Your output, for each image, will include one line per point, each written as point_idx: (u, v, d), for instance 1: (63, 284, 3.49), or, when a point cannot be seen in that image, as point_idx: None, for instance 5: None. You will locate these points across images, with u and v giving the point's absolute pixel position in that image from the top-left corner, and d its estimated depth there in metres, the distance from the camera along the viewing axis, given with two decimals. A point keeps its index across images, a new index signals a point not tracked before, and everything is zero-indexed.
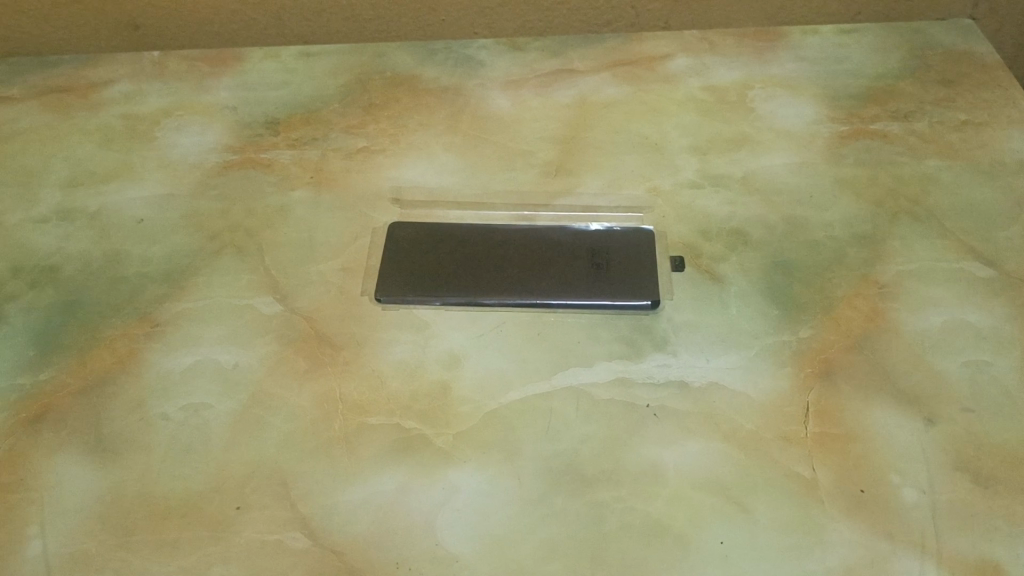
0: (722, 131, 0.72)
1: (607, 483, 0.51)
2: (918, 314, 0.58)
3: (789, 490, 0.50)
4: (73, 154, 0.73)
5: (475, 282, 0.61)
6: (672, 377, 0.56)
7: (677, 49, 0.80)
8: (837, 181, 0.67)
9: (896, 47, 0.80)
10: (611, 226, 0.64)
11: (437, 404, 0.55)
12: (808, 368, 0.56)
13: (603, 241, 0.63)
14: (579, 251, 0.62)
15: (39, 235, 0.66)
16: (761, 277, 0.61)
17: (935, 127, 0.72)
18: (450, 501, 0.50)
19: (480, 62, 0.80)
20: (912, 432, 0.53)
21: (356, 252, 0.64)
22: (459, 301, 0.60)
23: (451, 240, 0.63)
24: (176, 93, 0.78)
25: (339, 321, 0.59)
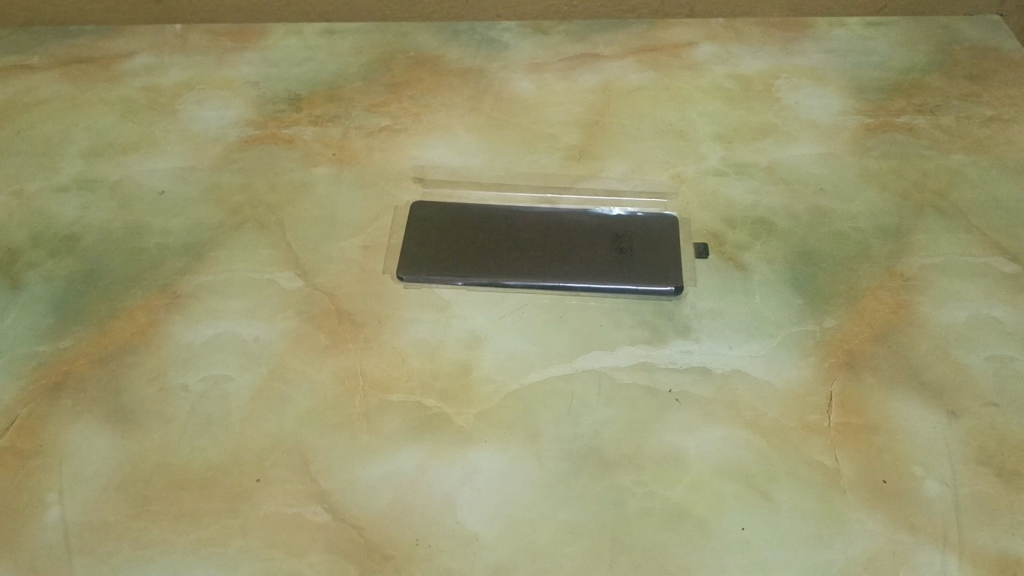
0: (747, 120, 0.72)
1: (628, 467, 0.51)
2: (943, 308, 0.58)
3: (811, 479, 0.50)
4: (94, 125, 0.72)
5: (497, 264, 0.60)
6: (694, 363, 0.55)
7: (702, 37, 0.80)
8: (862, 173, 0.67)
9: (923, 41, 0.79)
10: (633, 211, 0.64)
11: (458, 384, 0.54)
12: (831, 359, 0.55)
13: (625, 226, 0.63)
14: (602, 235, 0.62)
15: (59, 204, 0.66)
16: (785, 267, 0.61)
17: (962, 122, 0.71)
18: (471, 481, 0.50)
19: (504, 44, 0.80)
20: (935, 425, 0.52)
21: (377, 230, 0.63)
22: (481, 282, 0.60)
23: (474, 222, 0.63)
24: (199, 66, 0.78)
25: (360, 299, 0.59)
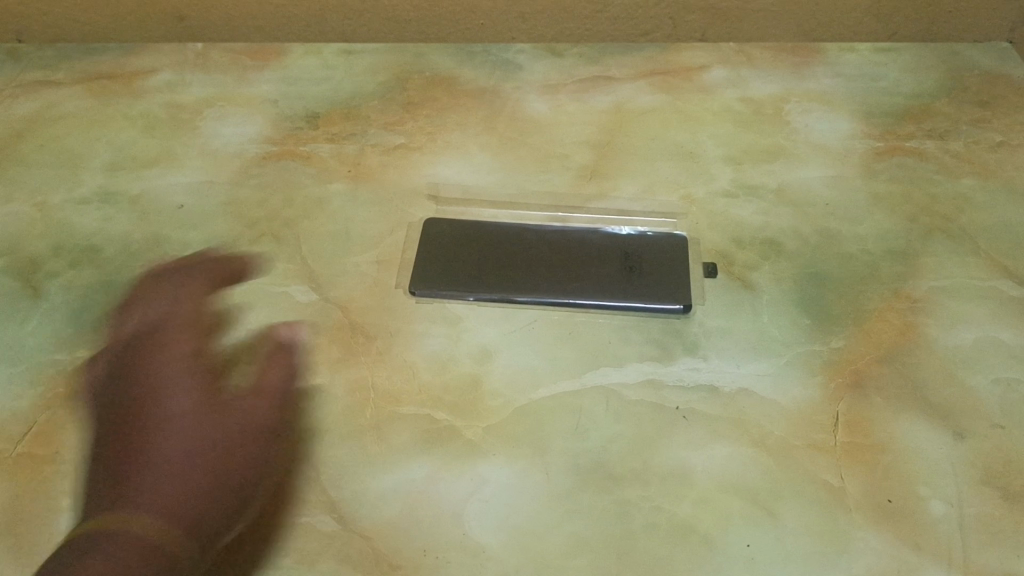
0: (758, 142, 0.73)
1: (635, 481, 0.51)
2: (950, 330, 0.59)
3: (816, 497, 0.50)
4: (116, 140, 0.74)
5: (508, 281, 0.61)
6: (701, 381, 0.56)
7: (714, 61, 0.81)
8: (871, 196, 0.68)
9: (933, 67, 0.80)
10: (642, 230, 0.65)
11: (467, 397, 0.55)
12: (838, 379, 0.56)
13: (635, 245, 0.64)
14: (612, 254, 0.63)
15: (81, 216, 0.67)
16: (793, 287, 0.61)
17: (971, 146, 0.72)
18: (478, 493, 0.51)
19: (519, 65, 0.81)
20: (942, 446, 0.53)
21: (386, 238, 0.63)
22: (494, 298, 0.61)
23: (486, 239, 0.64)
24: (219, 84, 0.79)
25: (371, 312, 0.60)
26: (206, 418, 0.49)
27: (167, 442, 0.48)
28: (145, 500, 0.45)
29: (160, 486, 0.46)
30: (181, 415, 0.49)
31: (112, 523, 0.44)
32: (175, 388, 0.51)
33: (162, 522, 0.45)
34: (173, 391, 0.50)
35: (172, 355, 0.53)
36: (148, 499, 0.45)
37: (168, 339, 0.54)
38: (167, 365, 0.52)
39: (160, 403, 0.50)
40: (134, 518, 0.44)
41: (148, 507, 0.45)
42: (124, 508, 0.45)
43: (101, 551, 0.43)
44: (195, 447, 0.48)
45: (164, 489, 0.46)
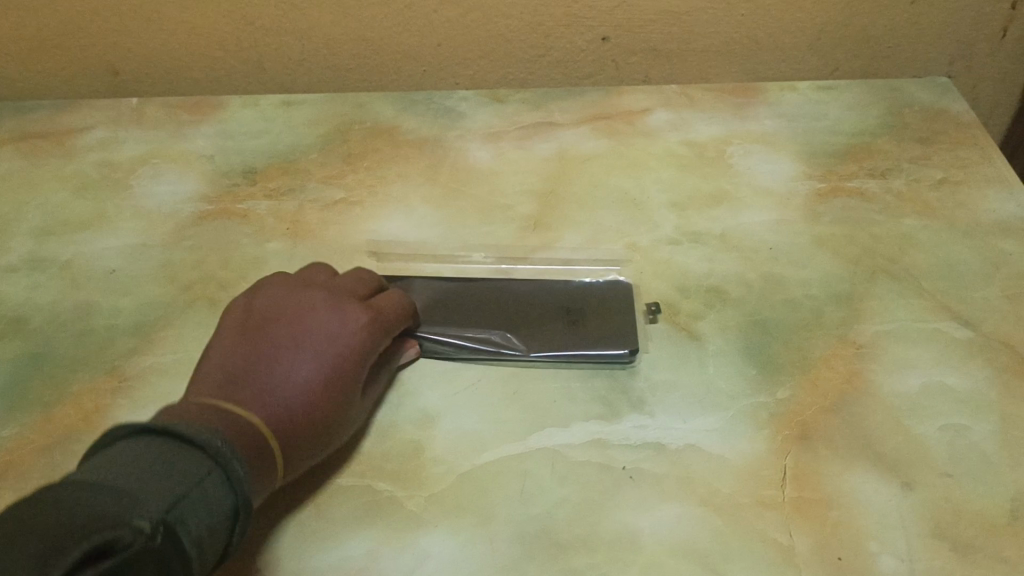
0: (702, 187, 0.72)
1: (581, 549, 0.50)
2: (896, 377, 0.58)
3: (765, 556, 0.49)
4: (47, 203, 0.72)
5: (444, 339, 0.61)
6: (648, 439, 0.55)
7: (656, 104, 0.81)
8: (814, 239, 0.68)
9: (874, 105, 0.80)
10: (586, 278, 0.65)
11: (409, 465, 0.54)
12: (785, 433, 0.55)
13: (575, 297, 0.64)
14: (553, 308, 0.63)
15: (8, 285, 0.65)
16: (739, 336, 0.61)
17: (912, 185, 0.72)
18: (421, 568, 0.49)
19: (461, 113, 0.80)
20: (891, 498, 0.52)
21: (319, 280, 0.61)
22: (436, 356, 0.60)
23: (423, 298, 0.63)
24: (154, 140, 0.78)
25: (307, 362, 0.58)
26: (328, 376, 0.53)
27: (307, 371, 0.52)
28: (263, 433, 0.49)
29: (279, 416, 0.50)
30: (325, 358, 0.54)
31: (243, 432, 0.47)
32: (327, 334, 0.55)
33: (264, 457, 0.48)
34: (338, 337, 0.55)
35: (353, 315, 0.57)
36: (261, 428, 0.49)
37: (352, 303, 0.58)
38: (345, 320, 0.56)
39: (309, 351, 0.54)
40: (250, 443, 0.48)
41: (269, 436, 0.49)
42: (254, 418, 0.49)
43: (216, 438, 0.46)
44: (326, 387, 0.53)
45: (275, 420, 0.50)
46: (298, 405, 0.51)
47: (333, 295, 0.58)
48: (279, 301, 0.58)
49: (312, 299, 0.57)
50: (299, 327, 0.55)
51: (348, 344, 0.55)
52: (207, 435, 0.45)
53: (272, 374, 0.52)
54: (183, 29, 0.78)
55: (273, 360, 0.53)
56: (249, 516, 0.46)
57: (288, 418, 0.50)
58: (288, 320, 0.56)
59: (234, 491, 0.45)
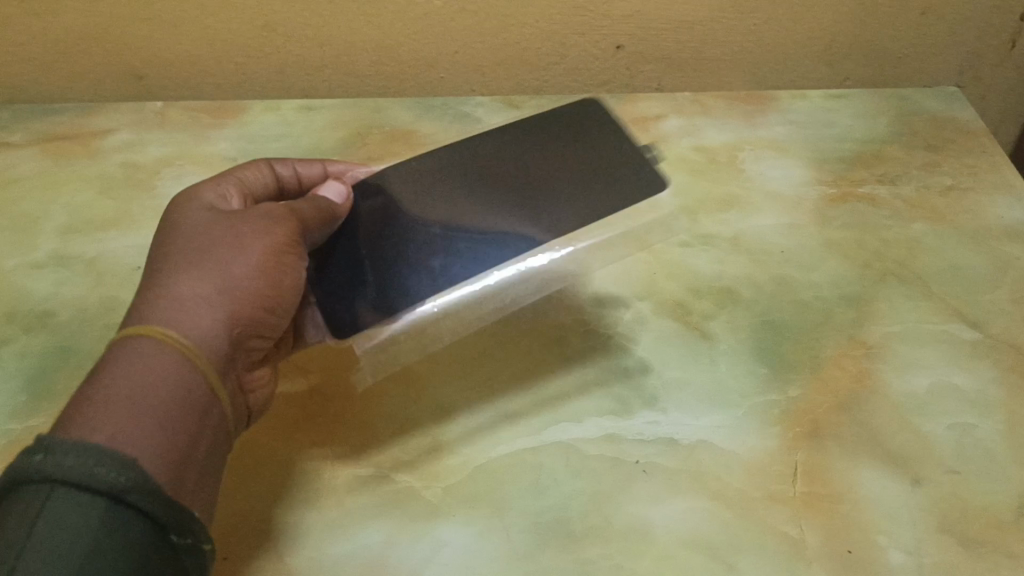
0: (714, 190, 0.74)
1: (595, 540, 0.51)
2: (905, 376, 0.59)
3: (775, 549, 0.50)
4: (72, 202, 0.74)
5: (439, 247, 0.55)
6: (660, 434, 0.56)
7: (669, 110, 0.82)
8: (825, 242, 0.69)
9: (884, 113, 0.82)
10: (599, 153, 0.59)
11: (425, 457, 0.55)
12: (795, 429, 0.56)
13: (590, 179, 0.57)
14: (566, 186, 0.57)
15: (35, 281, 0.67)
16: (750, 336, 0.62)
17: (921, 191, 0.74)
18: (437, 556, 0.50)
19: (477, 119, 0.82)
20: (899, 493, 0.53)
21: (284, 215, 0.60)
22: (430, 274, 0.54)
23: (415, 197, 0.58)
24: (177, 143, 0.79)
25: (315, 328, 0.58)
26: (213, 297, 0.48)
27: (199, 322, 0.46)
28: (156, 392, 0.42)
29: (179, 375, 0.43)
30: (214, 305, 0.47)
31: (124, 402, 0.41)
32: (216, 274, 0.48)
33: (174, 431, 0.42)
34: (230, 278, 0.49)
35: (249, 245, 0.50)
36: (151, 393, 0.42)
37: (250, 227, 0.51)
38: (239, 255, 0.50)
39: (196, 297, 0.47)
40: (146, 419, 0.41)
41: (165, 398, 0.42)
42: (140, 377, 0.42)
43: (86, 447, 0.38)
44: (220, 344, 0.47)
45: (169, 386, 0.42)
46: (194, 354, 0.44)
47: (205, 220, 0.52)
48: (158, 244, 0.51)
49: (199, 226, 0.51)
50: (187, 265, 0.48)
51: (244, 288, 0.49)
52: (36, 454, 0.37)
53: (161, 316, 0.45)
54: (205, 39, 0.77)
55: (144, 305, 0.46)
56: (145, 484, 0.38)
57: (190, 382, 0.44)
58: (169, 257, 0.49)
59: (142, 497, 0.38)
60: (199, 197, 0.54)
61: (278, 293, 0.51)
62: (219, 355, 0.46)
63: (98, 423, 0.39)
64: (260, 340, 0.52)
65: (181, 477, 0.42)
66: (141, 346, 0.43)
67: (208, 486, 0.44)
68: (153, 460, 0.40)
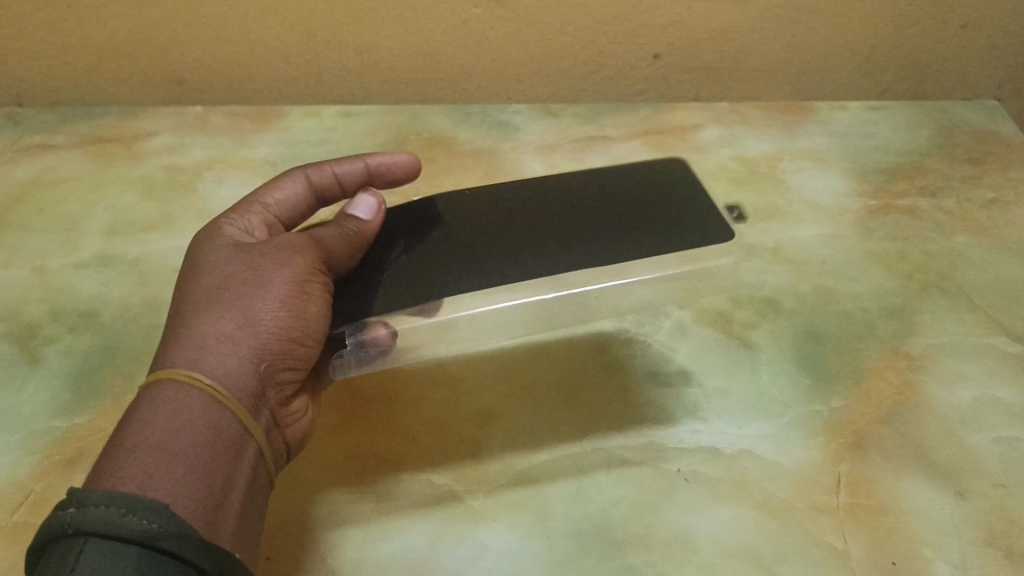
0: (753, 201, 0.74)
1: (638, 546, 0.50)
2: (949, 388, 0.59)
3: (820, 559, 0.50)
4: (115, 204, 0.74)
5: (472, 263, 0.51)
6: (703, 443, 0.56)
7: (707, 120, 0.83)
8: (866, 255, 0.69)
9: (923, 125, 0.82)
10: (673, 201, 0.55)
11: (467, 462, 0.55)
12: (839, 440, 0.56)
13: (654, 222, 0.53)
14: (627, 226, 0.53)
15: (79, 280, 0.68)
16: (792, 346, 0.62)
17: (962, 205, 0.73)
18: (480, 560, 0.50)
19: (515, 126, 0.82)
20: (944, 506, 0.53)
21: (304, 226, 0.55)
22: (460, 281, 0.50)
23: (464, 217, 0.55)
24: (218, 146, 0.80)
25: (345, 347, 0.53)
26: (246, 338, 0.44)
27: (219, 363, 0.42)
28: (178, 442, 0.38)
29: (202, 422, 0.40)
30: (236, 344, 0.43)
31: (148, 451, 0.38)
32: (235, 312, 0.44)
33: (205, 478, 0.38)
34: (250, 316, 0.44)
35: (268, 281, 0.46)
36: (177, 439, 0.38)
37: (270, 259, 0.47)
38: (260, 291, 0.45)
39: (215, 337, 0.43)
40: (170, 468, 0.37)
41: (189, 447, 0.38)
42: (161, 427, 0.39)
43: (117, 496, 0.34)
44: (244, 384, 0.43)
45: (201, 436, 0.39)
46: (219, 399, 0.41)
47: (225, 252, 0.48)
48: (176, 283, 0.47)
49: (220, 260, 0.46)
50: (205, 305, 0.44)
51: (264, 327, 0.44)
52: (67, 509, 0.34)
53: (180, 359, 0.41)
54: (244, 47, 0.77)
55: (173, 350, 0.42)
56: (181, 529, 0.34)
57: (214, 427, 0.40)
58: (186, 299, 0.45)
59: (180, 542, 0.34)
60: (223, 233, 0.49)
61: (303, 326, 0.46)
62: (244, 395, 0.43)
63: (123, 474, 0.36)
64: (291, 374, 0.47)
65: (216, 526, 0.38)
66: (162, 393, 0.40)
67: (247, 527, 0.42)
68: (185, 506, 0.37)
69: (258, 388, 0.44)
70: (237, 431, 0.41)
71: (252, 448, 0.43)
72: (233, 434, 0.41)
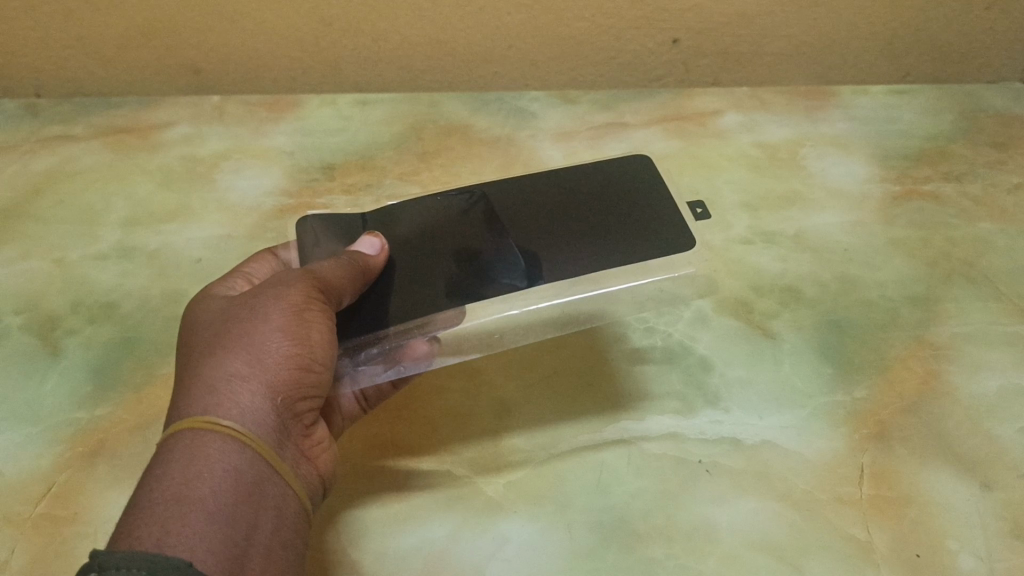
0: (774, 188, 0.73)
1: (659, 538, 0.50)
2: (974, 378, 0.58)
3: (843, 551, 0.49)
4: (134, 194, 0.75)
5: (476, 260, 0.51)
6: (724, 434, 0.55)
7: (727, 106, 0.82)
8: (889, 241, 0.68)
9: (947, 110, 0.81)
10: (636, 206, 0.54)
11: (486, 452, 0.55)
12: (862, 431, 0.55)
13: (632, 228, 0.53)
14: (607, 224, 0.53)
15: (99, 272, 0.68)
16: (814, 335, 0.61)
17: (988, 190, 0.72)
18: (500, 552, 0.50)
19: (533, 113, 0.82)
20: (969, 497, 0.52)
21: (297, 227, 0.56)
22: (466, 279, 0.50)
23: (425, 214, 0.54)
24: (236, 137, 0.80)
25: (355, 381, 0.50)
26: (257, 377, 0.43)
27: (230, 404, 0.41)
28: (196, 491, 0.38)
29: (219, 468, 0.39)
30: (246, 381, 0.43)
31: (166, 504, 0.37)
32: (240, 350, 0.44)
33: (226, 526, 0.37)
34: (256, 350, 0.44)
35: (267, 314, 0.45)
36: (194, 488, 0.38)
37: (267, 295, 0.46)
38: (262, 330, 0.44)
39: (223, 379, 0.42)
40: (189, 520, 0.37)
41: (208, 494, 0.38)
42: (178, 478, 0.38)
43: (138, 558, 0.34)
44: (264, 420, 0.42)
45: (217, 482, 0.39)
46: (236, 440, 0.40)
47: (233, 302, 0.48)
48: (186, 338, 0.47)
49: (219, 316, 0.47)
50: (212, 350, 0.44)
51: (272, 359, 0.44)
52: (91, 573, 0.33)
53: (192, 406, 0.41)
54: (257, 37, 0.76)
55: (184, 404, 0.42)
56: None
57: (232, 470, 0.39)
58: (194, 352, 0.45)
59: None
60: (220, 299, 0.49)
61: (311, 350, 0.45)
62: (263, 431, 0.42)
63: (140, 532, 0.36)
64: (310, 403, 0.46)
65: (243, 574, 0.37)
66: (179, 443, 0.40)
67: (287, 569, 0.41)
68: (208, 556, 0.36)
69: (280, 424, 0.44)
70: (258, 472, 0.41)
71: (278, 486, 0.42)
72: (255, 473, 0.41)
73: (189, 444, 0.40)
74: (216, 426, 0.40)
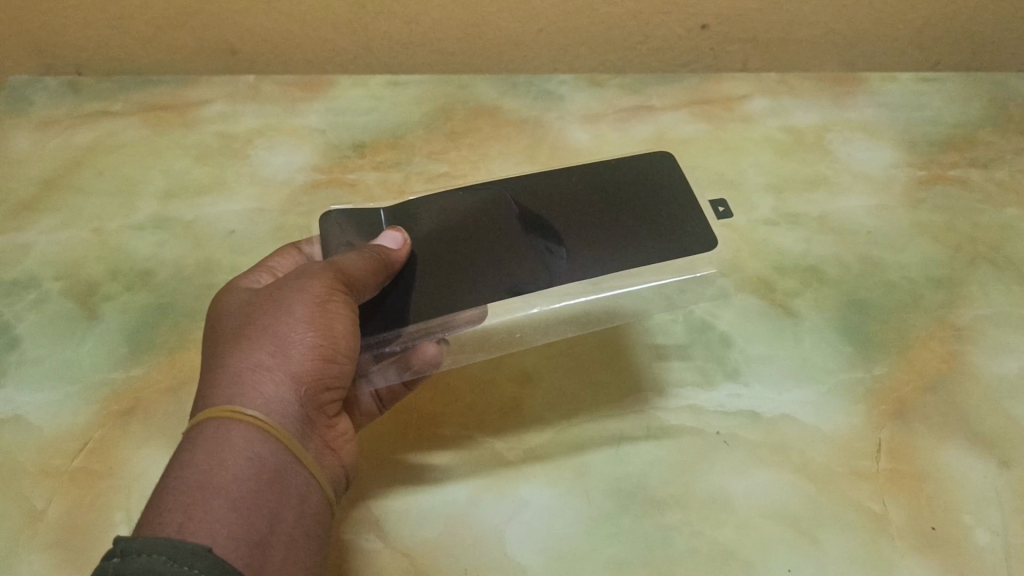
0: (800, 171, 0.74)
1: (675, 507, 0.51)
2: (995, 359, 0.58)
3: (858, 523, 0.50)
4: (170, 169, 0.76)
5: (499, 253, 0.52)
6: (743, 407, 0.56)
7: (754, 90, 0.83)
8: (913, 225, 0.68)
9: (976, 97, 0.81)
10: (653, 204, 0.55)
11: (509, 419, 0.56)
12: (880, 407, 0.56)
13: (649, 226, 0.54)
14: (625, 220, 0.54)
15: (136, 241, 0.70)
16: (836, 315, 0.61)
17: (1015, 176, 0.72)
18: (519, 515, 0.51)
19: (560, 96, 0.83)
20: (985, 474, 0.52)
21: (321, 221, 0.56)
22: (488, 272, 0.51)
23: (447, 206, 0.55)
24: (269, 115, 0.82)
25: (370, 381, 0.52)
26: (279, 369, 0.44)
27: (254, 394, 0.43)
28: (219, 478, 0.39)
29: (242, 456, 0.40)
30: (270, 372, 0.44)
31: (189, 491, 0.38)
32: (264, 342, 0.45)
33: (248, 512, 0.38)
34: (279, 343, 0.45)
35: (291, 307, 0.46)
36: (215, 476, 0.39)
37: (290, 289, 0.47)
38: (285, 323, 0.46)
39: (248, 370, 0.43)
40: (212, 507, 0.38)
41: (231, 481, 0.39)
42: (202, 465, 0.39)
43: (157, 543, 0.34)
44: (286, 411, 0.43)
45: (239, 470, 0.40)
46: (259, 429, 0.41)
47: (256, 295, 0.49)
48: (211, 329, 0.48)
49: (242, 308, 0.48)
50: (236, 342, 0.45)
51: (296, 351, 0.45)
52: (112, 558, 0.34)
53: (217, 397, 0.42)
54: (291, 19, 0.77)
55: (209, 396, 0.43)
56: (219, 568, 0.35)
57: (255, 458, 0.40)
58: (218, 344, 0.46)
59: None
60: (243, 292, 0.50)
61: (333, 343, 0.46)
62: (286, 421, 0.43)
63: (163, 519, 0.37)
64: (333, 394, 0.47)
65: (265, 559, 0.38)
66: (205, 431, 0.41)
67: (309, 553, 0.42)
68: (229, 542, 0.37)
69: (303, 414, 0.45)
70: (280, 460, 0.42)
71: (300, 473, 0.43)
72: (277, 461, 0.42)
73: (212, 433, 0.41)
74: (239, 415, 0.41)
